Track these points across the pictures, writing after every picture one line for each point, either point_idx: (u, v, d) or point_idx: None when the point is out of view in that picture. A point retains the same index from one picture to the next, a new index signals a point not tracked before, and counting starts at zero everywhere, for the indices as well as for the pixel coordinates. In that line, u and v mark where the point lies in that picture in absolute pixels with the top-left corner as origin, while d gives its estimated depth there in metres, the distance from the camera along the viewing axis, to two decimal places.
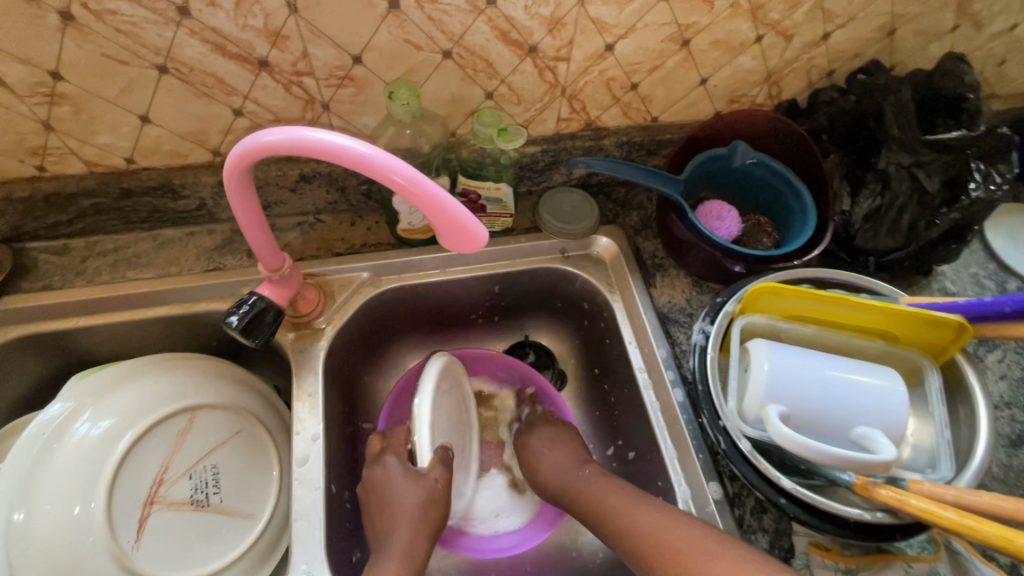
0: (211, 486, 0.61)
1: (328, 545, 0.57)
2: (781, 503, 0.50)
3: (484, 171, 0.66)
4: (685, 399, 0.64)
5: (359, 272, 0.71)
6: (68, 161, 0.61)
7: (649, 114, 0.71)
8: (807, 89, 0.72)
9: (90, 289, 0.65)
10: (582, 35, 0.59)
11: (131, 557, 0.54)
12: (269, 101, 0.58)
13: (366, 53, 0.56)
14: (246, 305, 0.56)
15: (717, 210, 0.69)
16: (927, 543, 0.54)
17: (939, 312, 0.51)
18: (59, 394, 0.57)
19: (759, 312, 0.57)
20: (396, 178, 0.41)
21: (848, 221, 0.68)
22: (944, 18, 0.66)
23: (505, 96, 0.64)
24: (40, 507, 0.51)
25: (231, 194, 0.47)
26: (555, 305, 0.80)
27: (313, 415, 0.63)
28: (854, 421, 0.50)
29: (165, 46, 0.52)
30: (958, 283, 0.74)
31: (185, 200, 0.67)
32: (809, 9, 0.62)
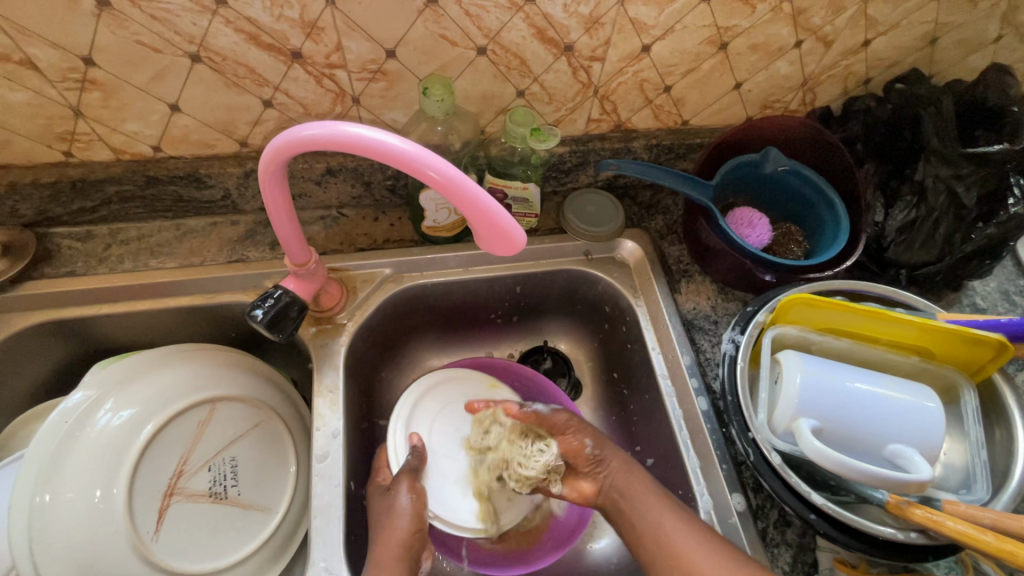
0: (230, 478, 0.60)
1: (345, 542, 0.56)
2: (811, 518, 0.49)
3: (512, 170, 0.66)
4: (709, 408, 0.63)
5: (382, 269, 0.70)
6: (95, 148, 0.60)
7: (681, 117, 0.70)
8: (843, 96, 0.71)
9: (112, 277, 0.65)
10: (620, 35, 0.58)
11: (150, 547, 0.53)
12: (300, 93, 0.58)
13: (400, 47, 0.55)
14: (271, 299, 0.56)
15: (747, 217, 0.68)
16: (955, 562, 0.52)
17: (979, 330, 0.50)
18: (82, 381, 0.56)
19: (791, 323, 0.56)
20: (433, 175, 0.40)
21: (881, 232, 0.68)
22: (989, 28, 0.65)
23: (537, 94, 0.63)
24: (63, 495, 0.50)
25: (264, 187, 0.46)
26: (576, 307, 0.79)
27: (333, 411, 0.63)
28: (889, 438, 0.49)
29: (199, 34, 0.51)
30: (988, 299, 0.73)
31: (209, 190, 0.66)
32: (852, 15, 0.61)
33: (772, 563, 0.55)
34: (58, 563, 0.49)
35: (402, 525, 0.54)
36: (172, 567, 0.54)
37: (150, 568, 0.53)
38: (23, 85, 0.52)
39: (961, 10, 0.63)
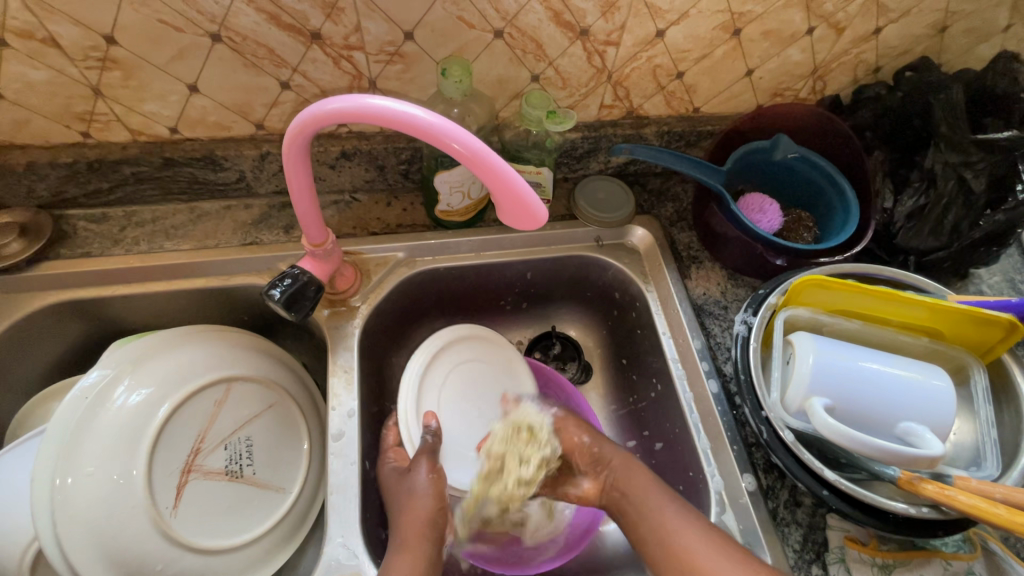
0: (245, 458, 0.61)
1: (362, 520, 0.57)
2: (823, 494, 0.50)
3: (525, 155, 0.66)
4: (720, 391, 0.64)
5: (395, 252, 0.71)
6: (113, 128, 0.61)
7: (692, 104, 0.71)
8: (853, 84, 0.71)
9: (128, 258, 0.65)
10: (635, 19, 0.58)
11: (169, 523, 0.54)
12: (318, 75, 0.58)
13: (418, 29, 0.55)
14: (289, 278, 0.56)
15: (758, 202, 0.69)
16: (963, 541, 0.54)
17: (989, 310, 0.51)
18: (99, 359, 0.56)
19: (802, 305, 0.57)
20: (457, 146, 0.41)
21: (889, 219, 0.68)
22: (998, 17, 0.65)
23: (551, 79, 0.63)
24: (84, 469, 0.51)
25: (287, 164, 0.47)
26: (586, 294, 0.80)
27: (348, 391, 0.63)
28: (901, 416, 0.50)
29: (220, 14, 0.51)
30: (994, 286, 0.73)
31: (225, 172, 0.67)
32: (864, 2, 0.61)
33: (782, 541, 0.55)
34: (80, 536, 0.50)
35: (424, 506, 0.55)
36: (191, 543, 0.55)
37: (170, 543, 0.53)
38: (44, 63, 0.53)
39: None
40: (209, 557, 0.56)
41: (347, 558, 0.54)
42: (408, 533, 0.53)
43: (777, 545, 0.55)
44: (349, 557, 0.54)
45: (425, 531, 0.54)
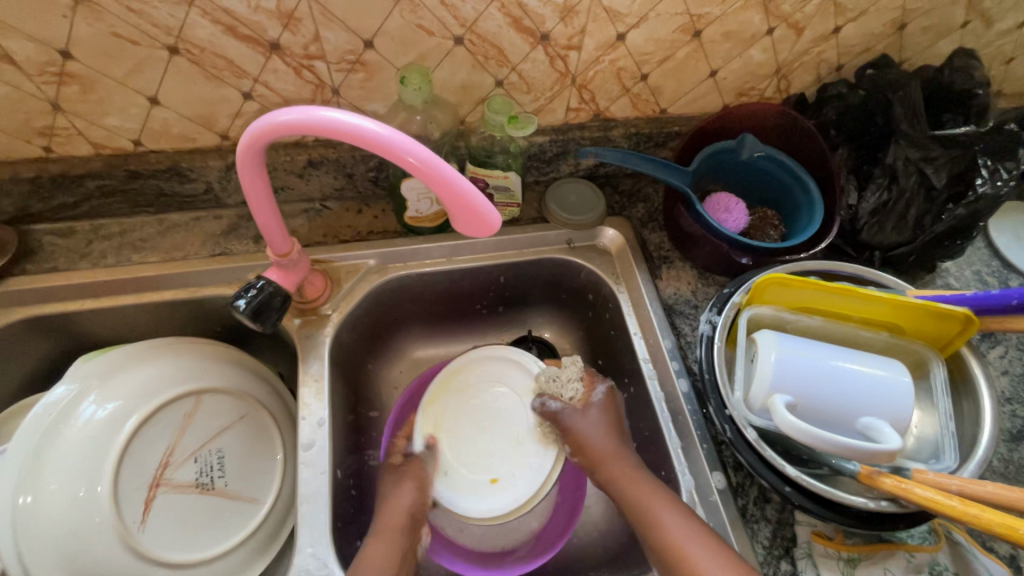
0: (216, 470, 0.60)
1: (333, 529, 0.57)
2: (786, 491, 0.51)
3: (492, 160, 0.66)
4: (689, 390, 0.64)
5: (366, 260, 0.71)
6: (75, 142, 0.60)
7: (658, 105, 0.71)
8: (816, 83, 0.72)
9: (95, 272, 0.65)
10: (594, 23, 0.59)
11: (137, 538, 0.54)
12: (280, 85, 0.58)
13: (377, 38, 0.55)
14: (253, 289, 0.56)
15: (724, 201, 0.70)
16: (928, 533, 0.55)
17: (946, 305, 0.52)
18: (65, 374, 0.56)
19: (766, 303, 0.58)
20: (410, 159, 0.41)
21: (854, 215, 0.69)
22: (955, 13, 0.66)
23: (515, 84, 0.64)
24: (47, 486, 0.50)
25: (243, 175, 0.47)
26: (560, 295, 0.80)
27: (319, 400, 0.63)
28: (860, 411, 0.50)
29: (176, 26, 0.51)
30: (961, 278, 0.75)
31: (191, 184, 0.67)
32: (821, 2, 0.62)
33: (751, 538, 0.56)
34: (43, 555, 0.49)
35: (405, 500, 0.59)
36: (160, 557, 0.54)
37: (137, 558, 0.53)
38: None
39: None
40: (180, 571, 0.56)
41: (316, 567, 0.54)
42: (384, 522, 0.56)
43: (746, 542, 0.55)
44: (318, 566, 0.54)
45: (403, 525, 0.57)
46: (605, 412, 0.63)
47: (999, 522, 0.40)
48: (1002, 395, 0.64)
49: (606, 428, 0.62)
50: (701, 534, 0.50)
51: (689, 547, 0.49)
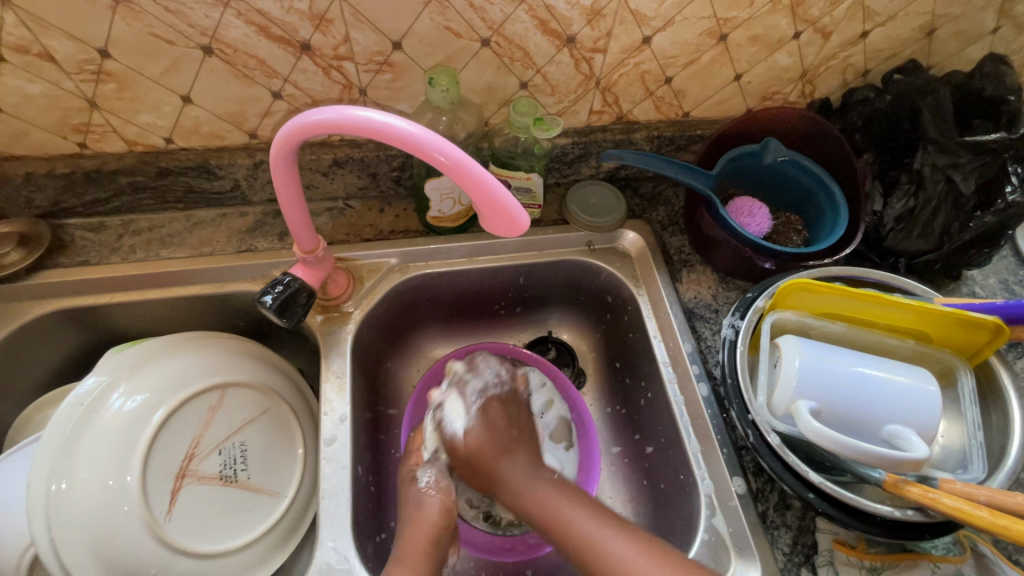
0: (240, 463, 0.61)
1: (354, 524, 0.58)
2: (809, 497, 0.51)
3: (515, 161, 0.67)
4: (710, 394, 0.64)
5: (387, 259, 0.71)
6: (109, 139, 0.62)
7: (681, 108, 0.71)
8: (842, 87, 0.72)
9: (125, 266, 0.66)
10: (621, 26, 0.59)
11: (164, 527, 0.55)
12: (309, 84, 0.59)
13: (407, 39, 0.56)
14: (280, 285, 0.57)
15: (747, 206, 0.69)
16: (953, 544, 0.54)
17: (975, 313, 0.51)
18: (96, 366, 0.57)
19: (789, 309, 0.57)
20: (442, 159, 0.42)
21: (879, 221, 0.68)
22: (987, 19, 0.65)
23: (539, 86, 0.64)
24: (79, 475, 0.52)
25: (275, 174, 0.48)
26: (579, 297, 0.80)
27: (341, 396, 0.64)
28: (887, 419, 0.50)
29: (211, 27, 0.52)
30: (987, 287, 0.73)
31: (219, 181, 0.68)
32: (850, 6, 0.62)
33: (772, 545, 0.56)
34: (76, 542, 0.51)
35: (430, 515, 0.55)
36: (185, 547, 0.55)
37: (164, 548, 0.54)
38: (40, 77, 0.54)
39: (958, 1, 0.64)
40: (205, 562, 0.57)
41: (337, 561, 0.55)
42: (409, 548, 0.53)
43: (766, 549, 0.55)
44: (339, 560, 0.55)
45: (428, 547, 0.53)
46: (485, 429, 0.57)
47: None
48: None
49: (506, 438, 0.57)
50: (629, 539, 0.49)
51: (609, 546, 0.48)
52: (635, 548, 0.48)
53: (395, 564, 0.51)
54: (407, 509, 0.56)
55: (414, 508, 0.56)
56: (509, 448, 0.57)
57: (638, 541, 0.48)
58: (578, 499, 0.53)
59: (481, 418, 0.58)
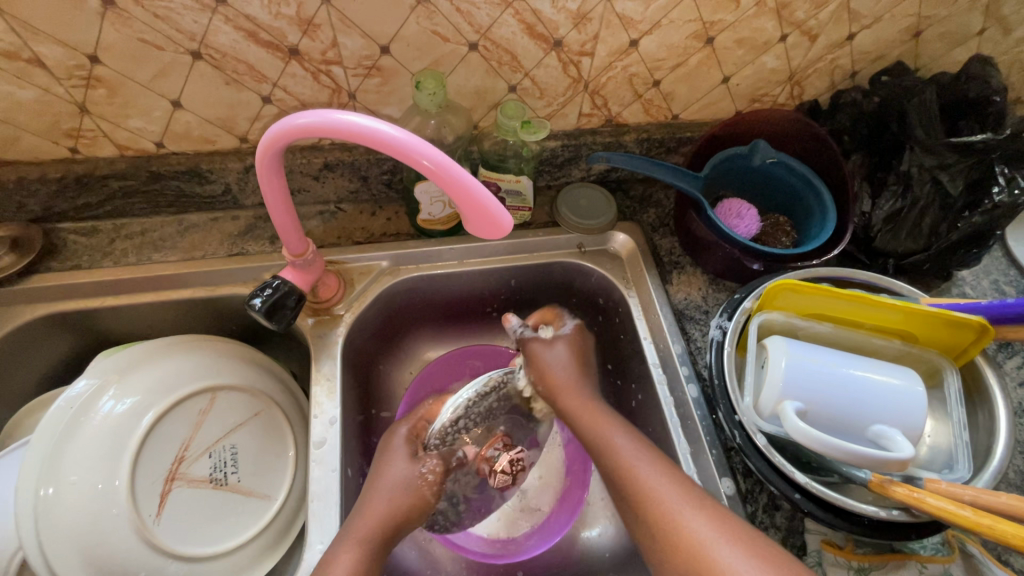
0: (230, 465, 0.61)
1: (343, 527, 0.58)
2: (795, 498, 0.51)
3: (504, 164, 0.67)
4: (699, 395, 0.64)
5: (378, 262, 0.72)
6: (100, 144, 0.62)
7: (670, 111, 0.71)
8: (830, 89, 0.72)
9: (116, 270, 0.67)
10: (607, 30, 0.59)
11: (152, 531, 0.55)
12: (298, 89, 0.60)
13: (394, 43, 0.56)
14: (269, 288, 0.57)
15: (736, 208, 0.70)
16: (941, 544, 0.54)
17: (960, 313, 0.52)
18: (86, 369, 0.58)
19: (777, 309, 0.57)
20: (425, 161, 0.42)
21: (868, 223, 0.68)
22: (972, 21, 0.66)
23: (528, 89, 0.64)
24: (68, 478, 0.52)
25: (261, 177, 0.48)
26: (571, 299, 0.80)
27: (331, 399, 0.64)
28: (872, 419, 0.50)
29: (199, 32, 0.53)
30: (977, 288, 0.73)
31: (211, 185, 0.68)
32: (836, 9, 0.62)
33: None
34: (63, 545, 0.51)
35: (399, 491, 0.57)
36: (175, 551, 0.55)
37: (152, 551, 0.54)
38: (31, 82, 0.54)
39: (944, 4, 0.64)
40: (193, 565, 0.57)
41: None
42: (368, 515, 0.54)
43: None
44: None
45: (383, 527, 0.54)
46: (571, 350, 0.67)
47: (1014, 534, 0.39)
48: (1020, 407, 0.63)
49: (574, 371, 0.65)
50: (717, 519, 0.45)
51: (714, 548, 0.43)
52: (715, 527, 0.44)
53: (349, 538, 0.51)
54: (374, 483, 0.58)
55: (392, 483, 0.57)
56: (579, 377, 0.65)
57: (708, 513, 0.46)
58: (626, 428, 0.57)
59: (572, 341, 0.68)
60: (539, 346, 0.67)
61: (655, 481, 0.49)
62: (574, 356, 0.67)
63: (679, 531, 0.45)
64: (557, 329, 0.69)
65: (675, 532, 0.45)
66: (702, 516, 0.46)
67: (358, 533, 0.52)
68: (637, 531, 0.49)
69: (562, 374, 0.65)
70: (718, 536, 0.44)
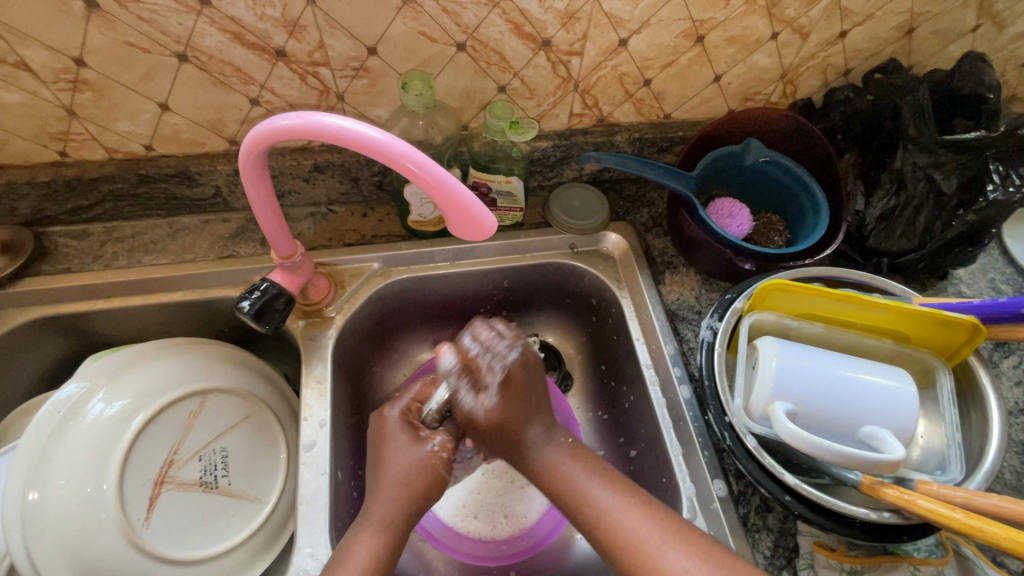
0: (220, 469, 0.61)
1: (332, 529, 0.57)
2: (786, 500, 0.50)
3: (495, 165, 0.67)
4: (692, 396, 0.64)
5: (369, 263, 0.71)
6: (89, 147, 0.62)
7: (662, 110, 0.71)
8: (823, 88, 0.72)
9: (106, 274, 0.67)
10: (596, 29, 0.59)
11: (141, 535, 0.54)
12: (286, 91, 0.59)
13: (381, 44, 0.56)
14: (258, 291, 0.57)
15: (728, 207, 0.69)
16: (935, 546, 0.54)
17: (952, 313, 0.51)
18: (76, 372, 0.57)
19: (768, 309, 0.57)
20: (407, 163, 0.42)
21: (862, 221, 0.68)
22: (966, 17, 0.65)
23: (517, 89, 0.64)
24: (55, 482, 0.52)
25: (246, 179, 0.48)
26: (564, 300, 0.80)
27: (321, 402, 0.64)
28: (863, 420, 0.49)
29: (185, 35, 0.53)
30: (974, 287, 0.73)
31: (201, 188, 0.68)
32: (827, 6, 0.62)
33: (753, 547, 0.55)
34: (50, 550, 0.51)
35: (404, 470, 0.53)
36: (163, 555, 0.55)
37: (142, 555, 0.54)
38: (17, 86, 0.54)
39: (936, 0, 0.63)
40: (183, 569, 0.57)
41: (315, 567, 0.55)
42: (380, 507, 0.51)
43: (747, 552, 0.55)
44: (317, 566, 0.55)
45: (402, 511, 0.51)
46: (501, 403, 0.53)
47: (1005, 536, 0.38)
48: (1017, 408, 0.62)
49: (528, 407, 0.54)
50: (686, 543, 0.44)
51: (668, 561, 0.43)
52: (698, 568, 0.42)
53: (366, 533, 0.49)
54: (379, 466, 0.54)
55: (404, 468, 0.53)
56: (524, 419, 0.53)
57: (686, 544, 0.43)
58: (586, 459, 0.52)
59: (503, 391, 0.53)
60: (469, 407, 0.53)
61: (611, 498, 0.48)
62: (511, 406, 0.53)
63: (658, 572, 0.42)
64: (480, 385, 0.53)
65: (653, 571, 0.43)
66: (666, 537, 0.44)
67: (378, 523, 0.50)
68: (598, 553, 0.47)
69: (514, 404, 0.53)
70: (697, 573, 0.41)
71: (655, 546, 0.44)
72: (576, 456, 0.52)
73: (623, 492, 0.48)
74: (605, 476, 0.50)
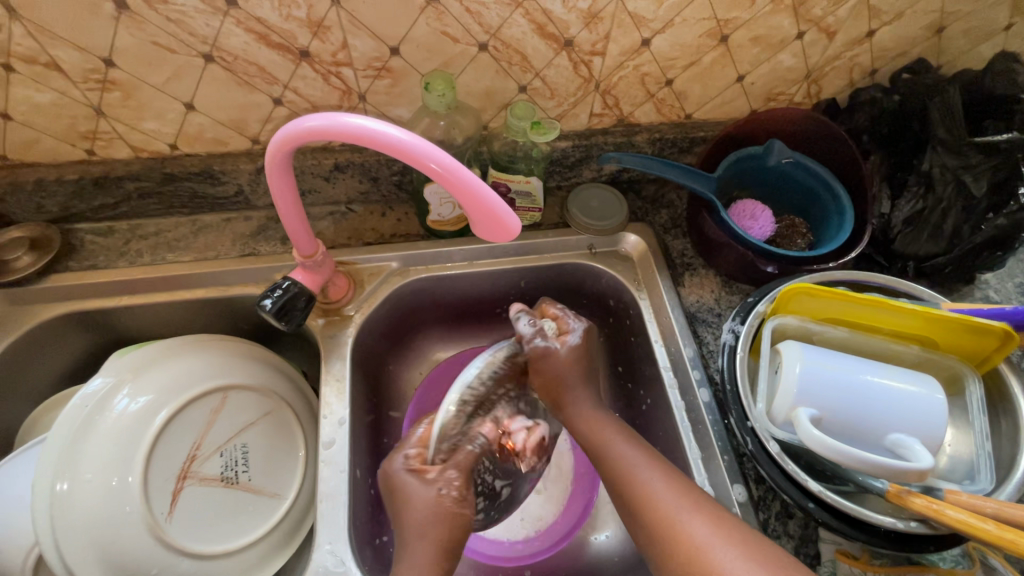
0: (241, 464, 0.62)
1: (350, 527, 0.58)
2: (809, 507, 0.50)
3: (514, 165, 0.67)
4: (711, 400, 0.63)
5: (388, 263, 0.72)
6: (115, 145, 0.63)
7: (683, 111, 0.70)
8: (848, 88, 0.70)
9: (131, 271, 0.68)
10: (619, 29, 0.58)
11: (164, 528, 0.55)
12: (309, 91, 0.60)
13: (404, 45, 0.56)
14: (279, 289, 0.58)
15: (750, 209, 0.68)
16: (961, 557, 0.53)
17: (982, 319, 0.50)
18: (102, 368, 0.58)
19: (791, 314, 0.56)
20: (432, 164, 0.42)
21: (887, 224, 0.67)
22: (999, 16, 0.63)
23: (539, 89, 0.64)
24: (83, 475, 0.53)
25: (271, 178, 0.48)
26: (581, 301, 0.79)
27: (340, 400, 0.65)
28: (888, 428, 0.48)
29: (211, 35, 0.53)
30: (1001, 292, 0.71)
31: (223, 186, 0.69)
32: (855, 5, 0.61)
33: None
34: (76, 540, 0.52)
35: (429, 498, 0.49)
36: (186, 548, 0.56)
37: (164, 547, 0.55)
38: (48, 86, 0.55)
39: None
40: (203, 562, 0.57)
41: (334, 564, 0.55)
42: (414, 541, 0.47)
43: None
44: (336, 563, 0.55)
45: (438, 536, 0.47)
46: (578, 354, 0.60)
47: None
48: None
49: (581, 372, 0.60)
50: (699, 503, 0.46)
51: (681, 518, 0.45)
52: (712, 525, 0.43)
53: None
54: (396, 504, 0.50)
55: (420, 507, 0.49)
56: (580, 380, 0.60)
57: (704, 504, 0.46)
58: (625, 431, 0.55)
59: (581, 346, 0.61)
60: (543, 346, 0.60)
61: (640, 464, 0.51)
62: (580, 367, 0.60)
63: (675, 529, 0.44)
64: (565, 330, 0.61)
65: (671, 531, 0.44)
66: (683, 499, 0.46)
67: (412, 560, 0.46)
68: (630, 525, 0.49)
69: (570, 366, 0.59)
70: (715, 538, 0.42)
71: (671, 504, 0.46)
72: (622, 434, 0.55)
73: (650, 460, 0.51)
74: (643, 449, 0.52)
